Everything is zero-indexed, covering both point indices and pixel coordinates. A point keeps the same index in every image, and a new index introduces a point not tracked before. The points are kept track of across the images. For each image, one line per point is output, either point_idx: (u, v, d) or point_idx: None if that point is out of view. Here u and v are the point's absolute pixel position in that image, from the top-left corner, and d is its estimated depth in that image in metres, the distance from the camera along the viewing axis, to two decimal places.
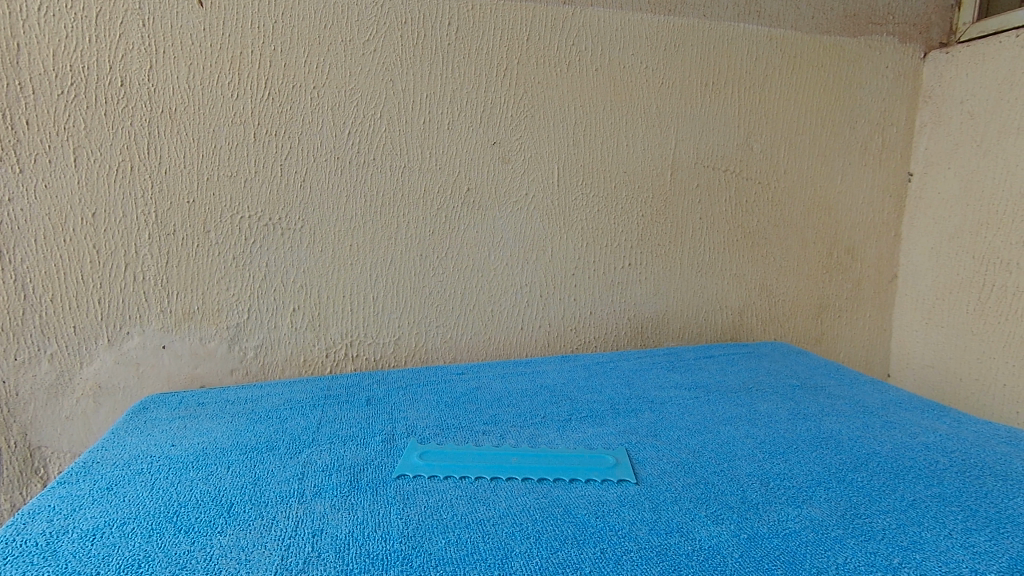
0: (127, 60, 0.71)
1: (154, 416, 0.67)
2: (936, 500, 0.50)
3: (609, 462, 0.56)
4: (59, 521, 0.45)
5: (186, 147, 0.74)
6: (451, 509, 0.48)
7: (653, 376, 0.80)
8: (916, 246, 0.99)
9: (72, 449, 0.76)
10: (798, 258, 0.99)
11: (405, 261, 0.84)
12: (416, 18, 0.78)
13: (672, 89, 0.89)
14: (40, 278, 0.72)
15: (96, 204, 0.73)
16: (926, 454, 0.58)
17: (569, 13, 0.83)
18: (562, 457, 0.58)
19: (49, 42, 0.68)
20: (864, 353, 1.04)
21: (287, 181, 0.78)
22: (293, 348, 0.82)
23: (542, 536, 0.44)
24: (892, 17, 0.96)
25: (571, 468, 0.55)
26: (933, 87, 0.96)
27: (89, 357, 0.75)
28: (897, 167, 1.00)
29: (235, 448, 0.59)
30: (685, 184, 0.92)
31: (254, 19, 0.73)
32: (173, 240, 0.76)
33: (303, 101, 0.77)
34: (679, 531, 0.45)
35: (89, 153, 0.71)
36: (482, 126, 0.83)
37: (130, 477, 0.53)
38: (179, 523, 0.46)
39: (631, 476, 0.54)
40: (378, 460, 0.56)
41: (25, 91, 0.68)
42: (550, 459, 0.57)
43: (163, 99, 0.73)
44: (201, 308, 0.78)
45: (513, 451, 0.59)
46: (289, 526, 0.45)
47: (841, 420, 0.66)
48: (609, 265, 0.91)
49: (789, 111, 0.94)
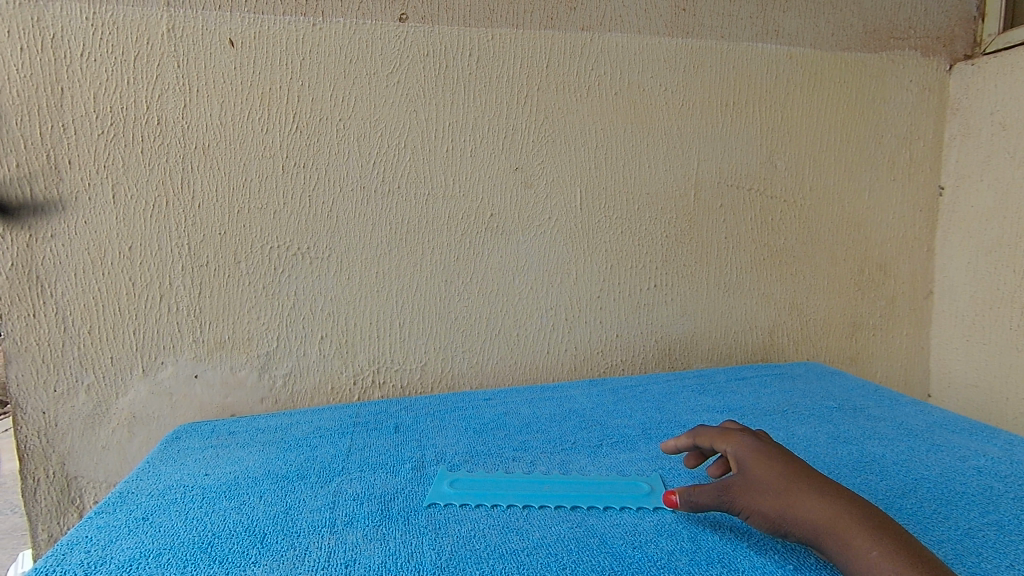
0: (163, 100, 0.74)
1: (186, 445, 0.68)
2: (994, 528, 0.47)
3: (643, 489, 0.55)
4: (96, 552, 0.46)
5: (218, 180, 0.76)
6: (483, 539, 0.47)
7: (683, 399, 0.79)
8: (951, 261, 0.97)
9: (108, 479, 0.77)
10: (828, 276, 0.97)
11: (430, 287, 0.84)
12: (438, 50, 0.80)
13: (692, 110, 0.89)
14: (79, 311, 0.74)
15: (132, 238, 0.75)
16: (979, 478, 0.56)
17: (588, 39, 0.84)
18: (596, 484, 0.56)
19: (91, 85, 0.71)
20: (902, 372, 1.01)
21: (315, 211, 0.79)
22: (321, 376, 0.83)
23: (578, 567, 0.43)
24: (913, 32, 0.95)
25: (605, 495, 0.54)
26: (960, 100, 0.95)
27: (125, 388, 0.77)
28: (928, 181, 0.98)
29: (266, 477, 0.59)
30: (708, 204, 0.91)
31: (282, 56, 0.76)
32: (206, 271, 0.77)
33: (330, 133, 0.78)
34: (720, 562, 0.44)
35: (127, 189, 0.74)
36: (504, 153, 0.84)
37: (165, 506, 0.53)
38: (214, 553, 0.46)
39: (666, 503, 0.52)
40: (409, 489, 0.56)
41: (68, 132, 0.71)
42: (581, 484, 0.57)
43: (197, 135, 0.75)
44: (233, 337, 0.79)
45: (541, 474, 0.59)
46: (321, 557, 0.45)
47: (885, 444, 0.64)
48: (635, 287, 0.90)
49: (813, 128, 0.93)
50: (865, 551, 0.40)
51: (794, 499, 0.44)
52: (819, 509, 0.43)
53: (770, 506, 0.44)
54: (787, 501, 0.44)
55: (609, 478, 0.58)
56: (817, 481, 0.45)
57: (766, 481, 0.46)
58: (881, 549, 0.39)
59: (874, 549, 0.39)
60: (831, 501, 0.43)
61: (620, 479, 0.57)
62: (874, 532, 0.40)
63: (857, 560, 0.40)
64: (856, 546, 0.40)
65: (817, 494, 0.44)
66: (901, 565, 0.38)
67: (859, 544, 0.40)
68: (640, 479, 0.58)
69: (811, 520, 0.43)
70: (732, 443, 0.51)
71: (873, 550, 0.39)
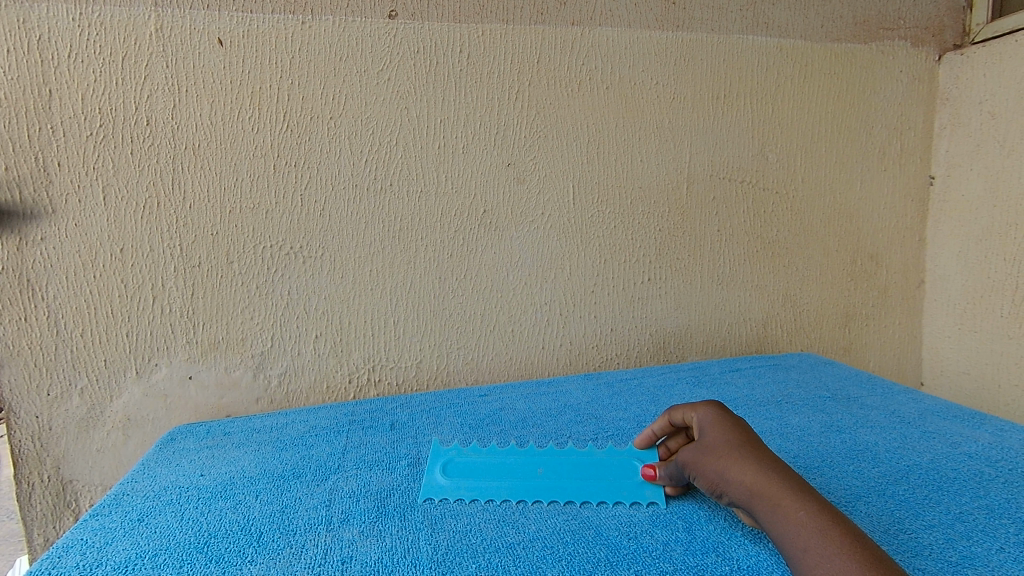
0: (153, 101, 0.73)
1: (181, 446, 0.68)
2: (985, 512, 0.48)
3: (639, 480, 0.55)
4: (92, 553, 0.46)
5: (210, 180, 0.76)
6: (480, 533, 0.47)
7: (678, 391, 0.79)
8: (943, 250, 0.97)
9: (103, 482, 0.77)
10: (821, 267, 0.97)
11: (424, 285, 0.84)
12: (429, 46, 0.80)
13: (683, 103, 0.89)
14: (71, 314, 0.74)
15: (123, 240, 0.75)
16: (970, 464, 0.56)
17: (578, 34, 0.84)
18: (592, 477, 0.56)
19: (79, 86, 0.71)
20: (896, 361, 1.02)
21: (306, 210, 0.79)
22: (316, 375, 0.83)
23: (574, 558, 0.43)
24: (903, 22, 0.95)
25: (601, 488, 0.54)
26: (950, 90, 0.95)
27: (119, 390, 0.77)
28: (918, 171, 0.98)
29: (262, 476, 0.59)
30: (701, 198, 0.91)
31: (272, 55, 0.76)
32: (199, 271, 0.77)
33: (321, 131, 0.78)
34: (715, 551, 0.44)
35: (117, 191, 0.74)
36: (496, 149, 0.84)
37: (161, 507, 0.53)
38: (210, 553, 0.46)
39: (660, 499, 0.52)
40: (405, 485, 0.56)
41: (57, 134, 0.71)
42: (580, 475, 0.57)
43: (187, 136, 0.75)
44: (226, 338, 0.79)
45: (544, 462, 0.60)
46: (318, 554, 0.45)
47: (877, 432, 0.64)
48: (629, 281, 0.91)
49: (804, 119, 0.94)
50: (794, 513, 0.41)
51: (731, 465, 0.45)
52: (754, 476, 0.44)
53: (709, 466, 0.47)
54: (726, 465, 0.46)
55: (610, 469, 0.58)
56: (759, 450, 0.46)
57: (713, 446, 0.48)
58: (808, 510, 0.41)
59: (802, 510, 0.41)
60: (765, 469, 0.44)
61: (621, 470, 0.57)
62: (801, 497, 0.42)
63: (784, 519, 0.41)
64: (784, 508, 0.41)
65: (755, 462, 0.45)
66: (826, 525, 0.39)
67: (788, 507, 0.41)
68: (640, 471, 0.57)
69: (747, 483, 0.44)
70: (693, 411, 0.53)
71: (801, 511, 0.41)
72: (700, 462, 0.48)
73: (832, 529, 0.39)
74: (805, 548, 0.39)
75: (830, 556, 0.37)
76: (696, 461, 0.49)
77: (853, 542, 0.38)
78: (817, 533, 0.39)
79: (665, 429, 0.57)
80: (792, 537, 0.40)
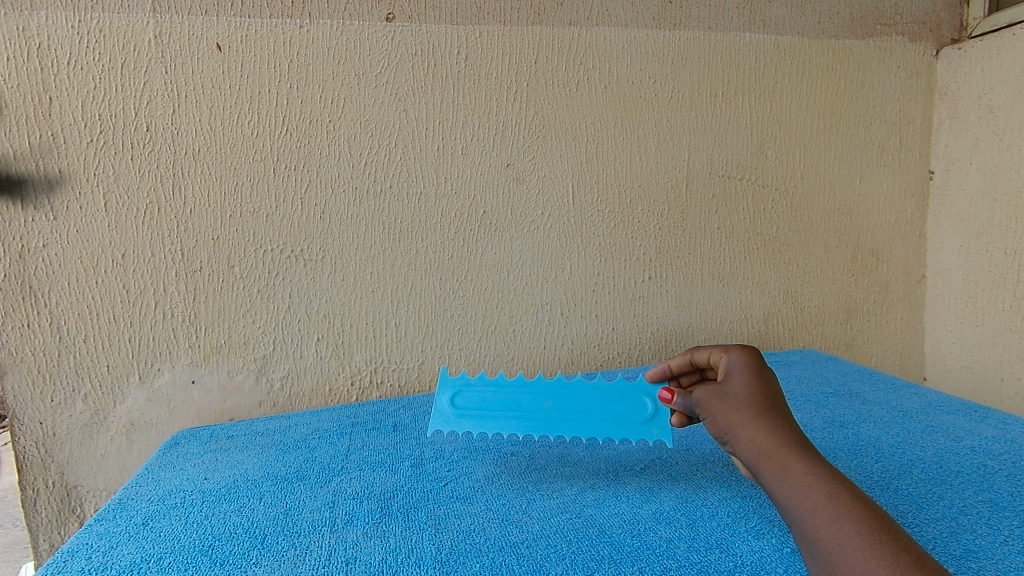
0: (152, 106, 0.74)
1: (185, 450, 0.68)
2: (988, 505, 0.48)
3: (647, 413, 0.57)
4: (97, 558, 0.46)
5: (210, 185, 0.76)
6: (483, 533, 0.47)
7: None
8: (943, 244, 0.97)
9: (107, 487, 0.77)
10: (821, 263, 0.97)
11: (425, 287, 0.84)
12: (426, 48, 0.80)
13: (682, 101, 0.89)
14: (74, 320, 0.74)
15: (125, 246, 0.75)
16: (973, 457, 0.56)
17: (575, 34, 0.84)
18: (603, 405, 0.57)
19: (78, 93, 0.71)
20: (898, 356, 1.02)
21: (307, 213, 0.79)
22: (318, 378, 0.83)
23: (577, 556, 0.43)
24: (900, 17, 0.95)
25: (611, 422, 0.57)
26: (948, 84, 0.95)
27: (122, 396, 0.77)
28: (918, 166, 0.98)
29: (266, 479, 0.59)
30: (700, 196, 0.91)
31: (270, 59, 0.76)
32: (200, 276, 0.77)
33: (320, 135, 0.78)
34: (718, 547, 0.44)
35: (118, 197, 0.74)
36: (495, 149, 0.84)
37: (165, 511, 0.53)
38: (215, 556, 0.46)
39: (666, 436, 0.56)
40: (408, 486, 0.56)
41: (57, 141, 0.71)
42: (587, 415, 0.57)
43: (187, 141, 0.75)
44: (229, 342, 0.80)
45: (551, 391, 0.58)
46: (323, 555, 0.45)
47: (880, 427, 0.64)
48: (630, 280, 0.91)
49: (802, 116, 0.94)
50: (805, 476, 0.40)
51: (746, 421, 0.45)
52: (767, 437, 0.44)
53: (723, 416, 0.47)
54: (741, 419, 0.45)
55: (617, 403, 0.57)
56: (776, 410, 0.46)
57: (732, 395, 0.47)
58: (819, 475, 0.40)
59: (813, 475, 0.40)
60: (777, 429, 0.44)
61: (627, 405, 0.57)
62: (812, 462, 0.41)
63: (794, 481, 0.40)
64: (795, 471, 0.41)
65: (770, 422, 0.44)
66: (837, 490, 0.39)
67: (799, 471, 0.41)
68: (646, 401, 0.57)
69: (760, 441, 0.44)
70: (725, 352, 0.53)
71: (812, 475, 0.40)
72: (716, 409, 0.47)
73: (843, 496, 0.39)
74: (814, 510, 0.38)
75: (841, 520, 0.37)
76: (711, 408, 0.48)
77: (864, 509, 0.38)
78: (828, 497, 0.39)
79: (682, 365, 0.56)
80: (802, 499, 0.39)
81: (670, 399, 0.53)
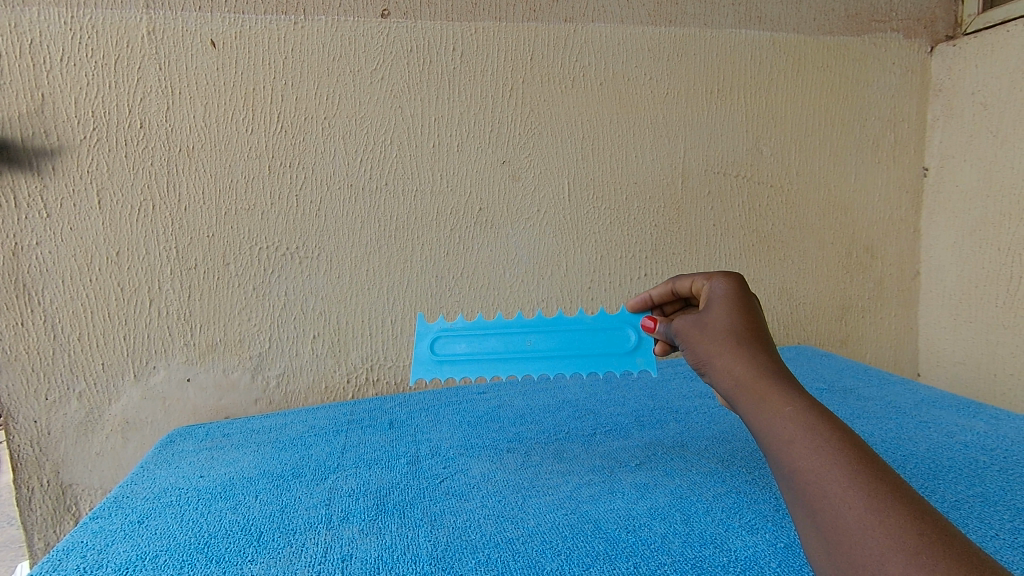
0: (146, 103, 0.73)
1: (181, 448, 0.68)
2: (980, 500, 0.48)
3: (631, 343, 0.58)
4: (92, 556, 0.46)
5: (205, 182, 0.76)
6: (479, 529, 0.48)
7: (675, 387, 0.80)
8: (937, 241, 0.98)
9: (103, 485, 0.77)
10: (816, 259, 0.97)
11: (421, 284, 0.84)
12: (421, 45, 0.80)
13: (678, 97, 0.89)
14: (68, 318, 0.74)
15: (119, 244, 0.75)
16: (966, 453, 0.57)
17: (571, 31, 0.84)
18: (586, 339, 0.58)
19: (72, 90, 0.71)
20: (892, 353, 1.02)
21: (302, 211, 0.79)
22: (314, 375, 0.83)
23: (573, 552, 0.44)
24: (894, 14, 0.96)
25: (596, 355, 0.58)
26: (942, 81, 0.96)
27: (117, 394, 0.77)
28: (912, 163, 0.99)
29: (262, 477, 0.59)
30: (696, 192, 0.92)
31: (265, 56, 0.76)
32: (195, 273, 0.77)
33: (315, 132, 0.78)
34: (713, 542, 0.44)
35: (113, 194, 0.74)
36: (491, 146, 0.84)
37: (161, 509, 0.53)
38: (210, 553, 0.46)
39: (650, 364, 0.58)
40: (404, 483, 0.56)
41: (50, 138, 0.71)
42: (571, 350, 0.57)
43: (181, 138, 0.75)
44: (224, 340, 0.79)
45: (534, 328, 0.58)
46: (318, 553, 0.45)
47: (873, 422, 0.64)
48: (626, 276, 0.91)
49: (797, 113, 0.94)
50: (781, 406, 0.37)
51: (724, 354, 0.42)
52: (745, 367, 0.41)
53: (703, 349, 0.44)
54: (719, 351, 0.43)
55: (600, 336, 0.58)
56: (758, 340, 0.43)
57: (712, 327, 0.44)
58: (795, 406, 0.37)
59: (790, 405, 0.37)
60: (756, 360, 0.41)
61: (610, 338, 0.58)
62: (792, 392, 0.38)
63: (770, 412, 0.38)
64: (773, 402, 0.38)
65: (748, 353, 0.41)
66: (814, 420, 0.36)
67: (776, 401, 0.38)
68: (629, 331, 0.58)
69: (738, 373, 0.41)
70: (707, 280, 0.50)
71: (788, 405, 0.37)
72: (697, 341, 0.45)
73: (820, 425, 0.35)
74: (789, 441, 0.36)
75: (816, 449, 0.34)
76: (693, 341, 0.45)
77: (842, 438, 0.34)
78: (804, 427, 0.36)
79: (665, 294, 0.55)
80: (777, 430, 0.37)
81: (654, 327, 0.53)
